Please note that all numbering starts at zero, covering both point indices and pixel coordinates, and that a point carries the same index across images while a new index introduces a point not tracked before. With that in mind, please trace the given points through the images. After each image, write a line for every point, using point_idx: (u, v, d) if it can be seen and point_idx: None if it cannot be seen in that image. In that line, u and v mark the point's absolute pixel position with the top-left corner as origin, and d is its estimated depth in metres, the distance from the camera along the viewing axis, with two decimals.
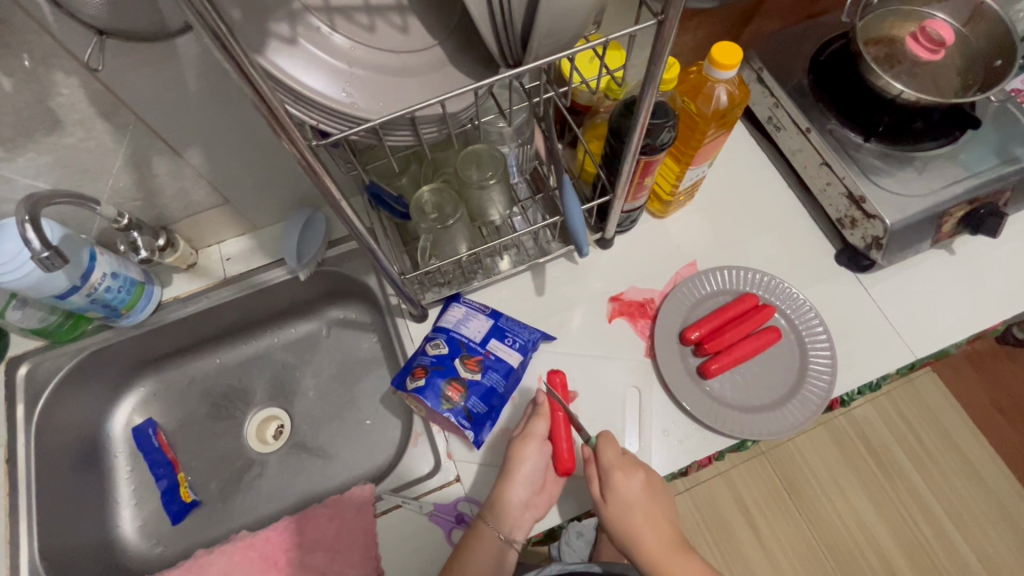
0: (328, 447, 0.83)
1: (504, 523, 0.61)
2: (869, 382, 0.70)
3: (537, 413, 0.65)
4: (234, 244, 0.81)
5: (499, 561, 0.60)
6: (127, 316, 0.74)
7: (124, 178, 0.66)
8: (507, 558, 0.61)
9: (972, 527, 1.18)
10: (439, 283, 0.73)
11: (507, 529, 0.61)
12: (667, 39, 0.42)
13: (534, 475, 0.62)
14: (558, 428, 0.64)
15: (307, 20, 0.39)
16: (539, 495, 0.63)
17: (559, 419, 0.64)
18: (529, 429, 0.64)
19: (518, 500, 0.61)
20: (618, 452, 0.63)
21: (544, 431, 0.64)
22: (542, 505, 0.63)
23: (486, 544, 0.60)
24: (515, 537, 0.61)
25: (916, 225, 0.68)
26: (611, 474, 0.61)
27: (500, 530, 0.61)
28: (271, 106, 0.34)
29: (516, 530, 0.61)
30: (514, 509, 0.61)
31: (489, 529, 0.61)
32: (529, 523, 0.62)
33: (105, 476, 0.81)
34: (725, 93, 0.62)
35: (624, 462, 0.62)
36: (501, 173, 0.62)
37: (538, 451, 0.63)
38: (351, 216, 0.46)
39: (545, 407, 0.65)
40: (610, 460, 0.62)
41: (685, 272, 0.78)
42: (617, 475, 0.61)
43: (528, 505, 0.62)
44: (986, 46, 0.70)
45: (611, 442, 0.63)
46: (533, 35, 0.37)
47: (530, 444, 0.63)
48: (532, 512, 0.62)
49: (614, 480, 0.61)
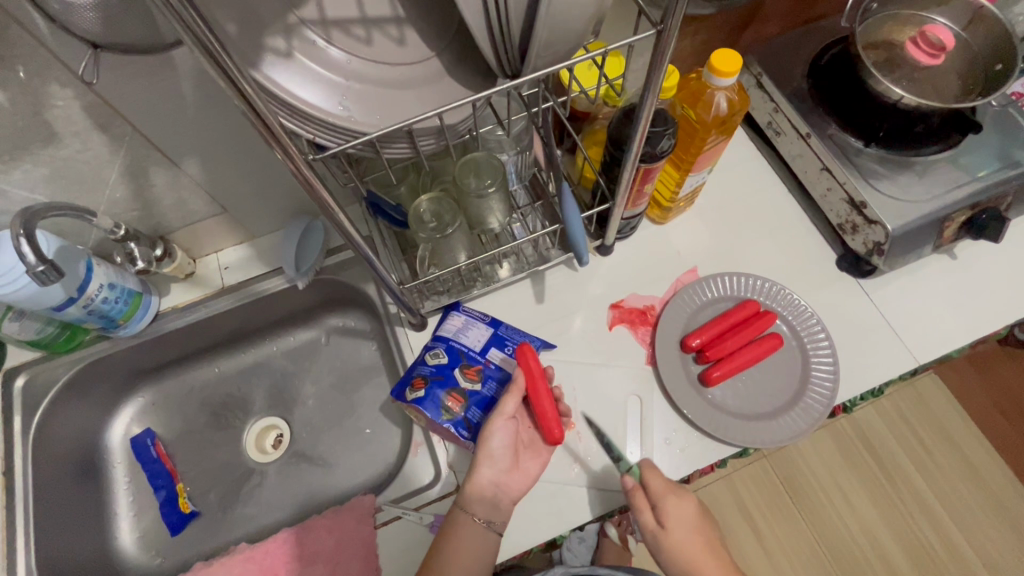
0: (327, 456, 0.83)
1: (480, 506, 0.60)
2: (872, 388, 0.70)
3: (508, 389, 0.62)
4: (233, 253, 0.81)
5: (481, 546, 0.59)
6: (124, 326, 0.74)
7: (121, 189, 0.66)
8: (490, 542, 0.60)
9: (977, 532, 1.17)
10: (437, 292, 0.72)
11: (485, 512, 0.60)
12: (665, 50, 0.42)
13: (502, 453, 0.61)
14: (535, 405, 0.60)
15: (303, 33, 0.38)
16: (513, 475, 0.62)
17: (538, 395, 0.60)
18: (499, 405, 0.62)
19: (489, 481, 0.60)
20: (664, 479, 0.61)
21: (515, 407, 0.62)
22: (517, 486, 0.61)
23: (463, 530, 0.59)
24: (495, 520, 0.60)
25: (917, 230, 0.68)
26: (665, 500, 0.60)
27: (477, 514, 0.60)
28: (265, 120, 0.33)
29: (494, 511, 0.60)
30: (487, 490, 0.60)
31: (465, 515, 0.60)
32: (507, 505, 0.61)
33: (104, 487, 0.80)
34: (724, 99, 0.61)
35: (673, 486, 0.61)
36: (499, 181, 0.61)
37: (505, 429, 0.61)
38: (349, 227, 0.46)
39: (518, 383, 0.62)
40: (660, 487, 0.60)
41: (686, 278, 0.77)
42: (671, 499, 0.60)
43: (501, 484, 0.61)
44: (987, 49, 0.69)
45: (655, 470, 0.61)
46: (531, 46, 0.37)
47: (497, 422, 0.61)
48: (506, 492, 0.61)
49: (669, 505, 0.60)
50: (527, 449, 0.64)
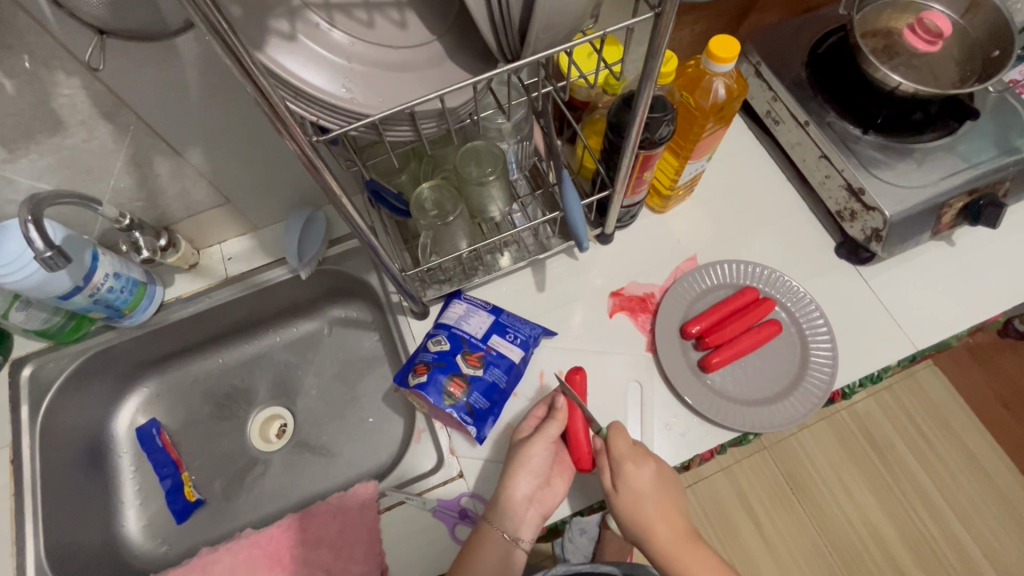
0: (331, 446, 0.83)
1: (510, 522, 0.60)
2: (870, 374, 0.70)
3: (553, 416, 0.63)
4: (236, 244, 0.82)
5: (506, 561, 0.59)
6: (130, 316, 0.75)
7: (126, 178, 0.66)
8: (515, 557, 0.60)
9: (975, 520, 1.18)
10: (440, 281, 0.73)
11: (512, 528, 0.60)
12: (664, 32, 0.42)
13: (540, 469, 0.62)
14: (575, 428, 0.63)
15: (306, 16, 0.39)
16: (544, 492, 0.62)
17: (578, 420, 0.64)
18: (541, 429, 0.62)
19: (523, 496, 0.61)
20: (629, 443, 0.61)
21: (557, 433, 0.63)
22: (549, 503, 0.62)
23: (490, 545, 0.59)
24: (522, 536, 0.60)
25: (916, 216, 0.68)
26: (623, 465, 0.60)
27: (505, 529, 0.60)
28: (271, 102, 0.34)
29: (523, 527, 0.60)
30: (520, 506, 0.60)
31: (494, 530, 0.60)
32: (535, 520, 0.61)
33: (110, 476, 0.81)
34: (723, 87, 0.62)
35: (636, 453, 0.61)
36: (499, 169, 0.63)
37: (546, 450, 0.62)
38: (352, 211, 0.46)
39: (563, 412, 0.63)
40: (622, 451, 0.60)
41: (685, 266, 0.78)
42: (629, 466, 0.60)
43: (534, 500, 0.62)
44: (984, 35, 0.70)
45: (621, 432, 0.61)
46: (530, 28, 0.37)
47: (540, 443, 0.62)
48: (538, 508, 0.62)
49: (625, 471, 0.60)
50: (557, 466, 0.64)
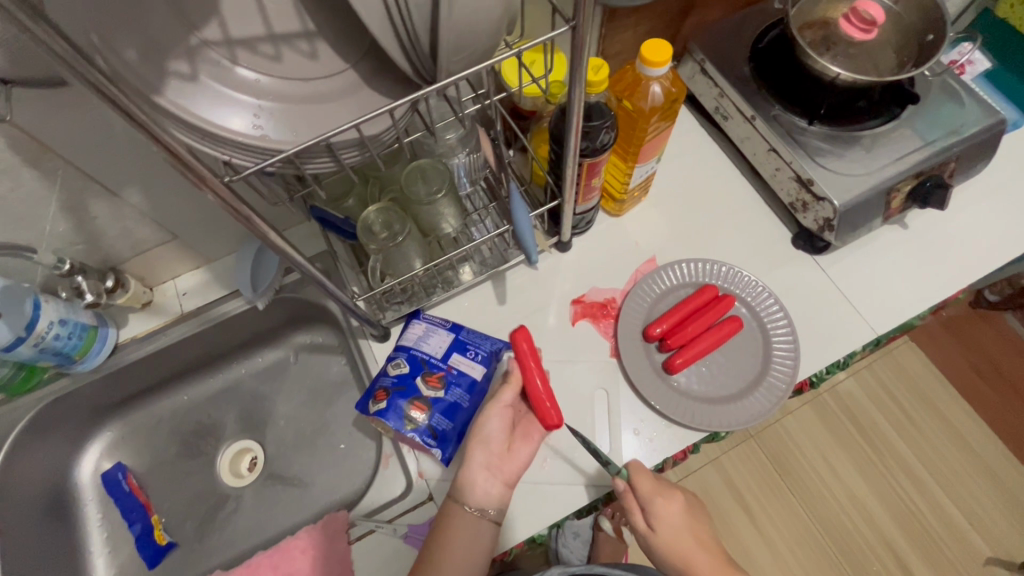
0: (303, 476, 0.82)
1: (472, 495, 0.59)
2: (836, 361, 0.71)
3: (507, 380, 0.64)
4: (190, 278, 0.80)
5: (474, 535, 0.58)
6: (81, 361, 0.73)
7: (62, 223, 0.64)
8: (484, 530, 0.59)
9: (961, 491, 1.20)
10: (398, 301, 0.73)
11: (475, 501, 0.59)
12: (582, 44, 0.42)
13: (495, 436, 0.62)
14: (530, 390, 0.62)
15: (206, 55, 0.38)
16: (504, 460, 0.61)
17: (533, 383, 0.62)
18: (496, 395, 0.64)
19: (480, 464, 0.60)
20: (651, 479, 0.62)
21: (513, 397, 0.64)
22: (510, 470, 0.61)
23: (455, 521, 0.59)
24: (486, 507, 0.59)
25: (865, 203, 0.68)
26: (652, 502, 0.62)
27: (467, 501, 0.59)
28: (170, 147, 0.33)
29: (487, 500, 0.59)
30: (479, 474, 0.60)
31: (456, 505, 0.60)
32: (499, 490, 0.60)
33: (75, 527, 0.79)
34: (659, 88, 0.61)
35: (661, 487, 0.63)
36: (446, 186, 0.63)
37: (501, 415, 0.63)
38: (284, 246, 0.45)
39: (517, 374, 0.64)
40: (648, 489, 0.61)
41: (645, 268, 0.78)
42: (659, 501, 0.62)
43: (493, 468, 0.61)
44: (919, 20, 0.70)
45: (643, 471, 0.62)
46: (440, 52, 0.37)
47: (494, 409, 0.63)
48: (497, 476, 0.60)
49: (655, 506, 0.62)
50: (520, 433, 0.64)
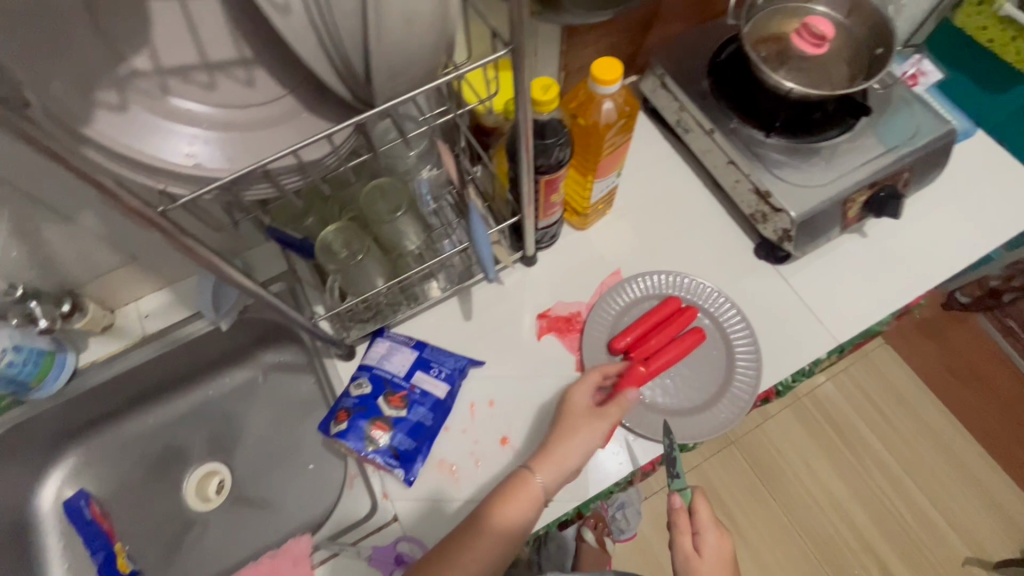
0: (272, 498, 0.81)
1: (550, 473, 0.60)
2: (800, 369, 0.71)
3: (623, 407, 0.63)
4: (152, 299, 0.78)
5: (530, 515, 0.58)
6: (38, 388, 0.71)
7: (14, 249, 0.64)
8: (535, 513, 0.59)
9: (939, 491, 1.21)
10: (362, 320, 0.73)
11: (552, 484, 0.60)
12: (520, 65, 0.42)
13: (591, 444, 0.62)
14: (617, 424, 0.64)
15: (138, 86, 0.38)
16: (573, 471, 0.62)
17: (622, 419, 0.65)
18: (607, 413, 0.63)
19: (568, 460, 0.61)
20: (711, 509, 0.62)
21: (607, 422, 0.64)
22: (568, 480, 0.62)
23: (523, 491, 0.59)
24: (548, 498, 0.60)
25: (820, 213, 0.70)
26: (705, 529, 0.61)
27: (546, 480, 0.60)
28: (98, 180, 0.33)
29: (551, 488, 0.60)
30: (558, 470, 0.60)
31: (530, 475, 0.60)
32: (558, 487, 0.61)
33: (35, 557, 0.77)
34: (612, 105, 0.62)
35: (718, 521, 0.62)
36: (406, 203, 0.65)
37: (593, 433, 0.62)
38: (232, 272, 0.45)
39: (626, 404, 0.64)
40: (706, 515, 0.61)
41: (611, 281, 0.78)
42: (710, 533, 0.61)
43: (573, 472, 0.62)
44: (865, 34, 0.72)
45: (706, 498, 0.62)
46: (371, 77, 0.37)
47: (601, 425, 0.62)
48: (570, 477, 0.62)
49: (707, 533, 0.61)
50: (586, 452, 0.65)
